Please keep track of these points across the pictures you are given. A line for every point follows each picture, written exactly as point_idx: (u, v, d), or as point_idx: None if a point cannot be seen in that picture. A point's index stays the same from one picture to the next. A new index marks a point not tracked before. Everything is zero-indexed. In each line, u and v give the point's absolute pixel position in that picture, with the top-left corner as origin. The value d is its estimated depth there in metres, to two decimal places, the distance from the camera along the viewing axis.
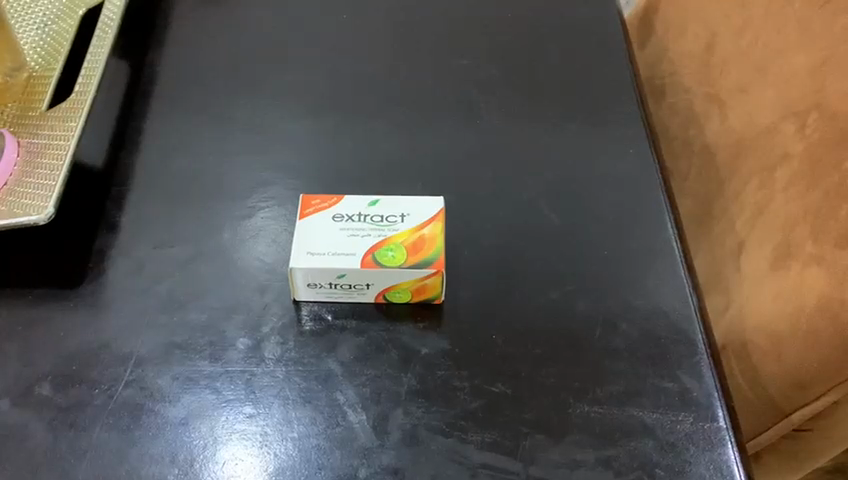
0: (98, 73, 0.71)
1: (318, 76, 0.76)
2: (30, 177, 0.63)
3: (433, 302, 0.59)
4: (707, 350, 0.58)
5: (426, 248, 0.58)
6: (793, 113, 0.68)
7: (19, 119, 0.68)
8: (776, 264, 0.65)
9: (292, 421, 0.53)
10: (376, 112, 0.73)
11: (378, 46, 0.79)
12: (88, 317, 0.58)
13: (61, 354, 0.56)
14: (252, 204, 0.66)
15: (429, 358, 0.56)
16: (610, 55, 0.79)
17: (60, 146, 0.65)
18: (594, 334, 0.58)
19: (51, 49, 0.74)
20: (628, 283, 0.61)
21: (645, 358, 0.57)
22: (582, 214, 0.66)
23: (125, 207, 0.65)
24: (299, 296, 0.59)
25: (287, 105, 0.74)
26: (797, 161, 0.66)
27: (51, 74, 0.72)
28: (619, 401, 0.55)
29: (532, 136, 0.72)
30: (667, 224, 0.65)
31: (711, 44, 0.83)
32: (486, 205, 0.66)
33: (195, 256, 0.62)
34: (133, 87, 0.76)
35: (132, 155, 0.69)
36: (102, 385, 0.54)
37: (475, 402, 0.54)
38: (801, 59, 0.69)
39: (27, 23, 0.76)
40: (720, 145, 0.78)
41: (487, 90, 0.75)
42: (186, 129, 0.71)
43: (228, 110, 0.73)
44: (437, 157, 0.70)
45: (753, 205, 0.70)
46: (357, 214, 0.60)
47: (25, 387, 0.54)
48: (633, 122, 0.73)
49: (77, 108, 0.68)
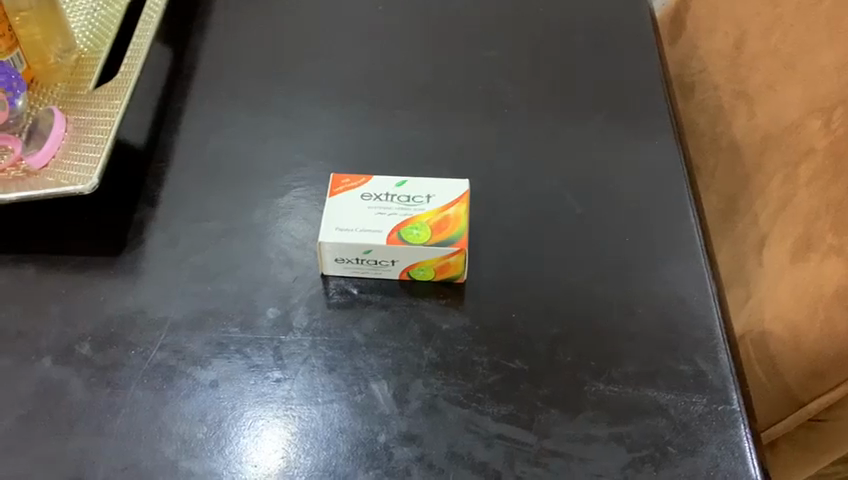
0: (143, 55, 0.74)
1: (353, 65, 0.78)
2: (76, 151, 0.66)
3: (456, 281, 0.61)
4: (724, 336, 0.59)
5: (451, 227, 0.60)
6: (820, 109, 0.69)
7: (67, 97, 0.72)
8: (796, 256, 0.65)
9: (317, 387, 0.55)
10: (406, 100, 0.75)
11: (411, 37, 0.81)
12: (126, 284, 0.61)
13: (100, 317, 0.59)
14: (284, 184, 0.68)
15: (449, 333, 0.58)
16: (639, 50, 0.80)
17: (105, 122, 0.68)
18: (613, 318, 0.60)
19: (99, 33, 0.77)
20: (648, 270, 0.63)
21: (662, 342, 0.58)
22: (604, 203, 0.67)
23: (163, 183, 0.68)
24: (327, 271, 0.61)
25: (322, 91, 0.76)
26: (821, 156, 0.67)
27: (98, 56, 0.75)
28: (634, 381, 0.56)
29: (559, 127, 0.73)
30: (689, 214, 0.67)
31: (741, 42, 0.84)
32: (511, 191, 0.68)
33: (229, 230, 0.65)
34: (174, 71, 0.79)
35: (172, 135, 0.73)
36: (137, 347, 0.57)
37: (493, 376, 0.56)
38: (829, 55, 0.70)
39: (77, 9, 0.80)
40: (748, 141, 0.79)
41: (516, 82, 0.77)
42: (223, 112, 0.74)
43: (265, 95, 0.76)
44: (465, 143, 0.72)
45: (777, 200, 0.71)
46: (385, 194, 0.62)
47: (66, 347, 0.57)
48: (660, 116, 0.74)
49: (122, 87, 0.71)
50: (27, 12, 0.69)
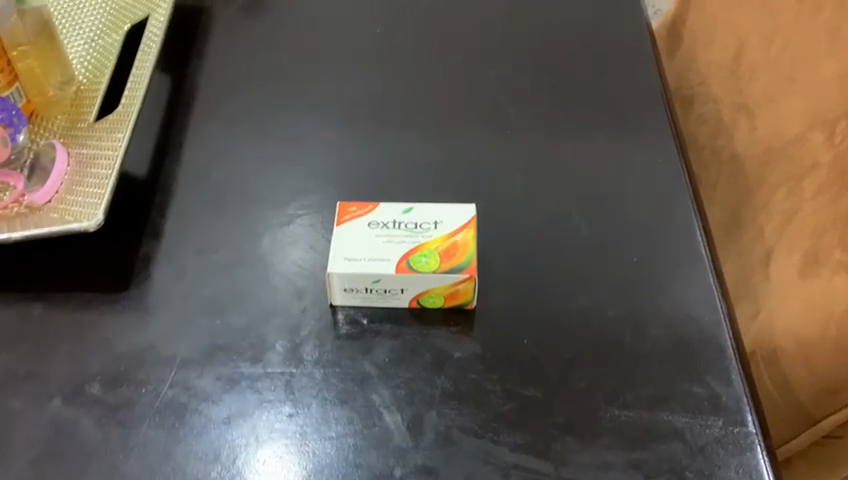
0: (143, 86, 0.73)
1: (353, 89, 0.78)
2: (80, 186, 0.66)
3: (466, 307, 0.61)
4: (735, 355, 0.59)
5: (460, 253, 0.59)
6: (822, 122, 0.70)
7: (68, 130, 0.71)
8: (805, 271, 0.66)
9: (331, 421, 0.55)
10: (407, 123, 0.75)
11: (410, 58, 0.81)
12: (134, 320, 0.61)
13: (109, 355, 0.58)
14: (289, 212, 0.68)
15: (461, 361, 0.58)
16: (639, 66, 0.80)
17: (107, 156, 0.68)
18: (624, 340, 0.59)
19: (98, 64, 0.77)
20: (657, 291, 0.62)
21: (675, 364, 0.58)
22: (611, 222, 0.67)
23: (168, 214, 0.68)
24: (335, 301, 0.61)
25: (323, 115, 0.76)
26: (825, 171, 0.68)
27: (97, 88, 0.75)
28: (649, 405, 0.56)
29: (561, 146, 0.73)
30: (696, 231, 0.66)
31: (739, 54, 0.84)
32: (517, 213, 0.68)
33: (235, 262, 0.64)
34: (173, 99, 0.78)
35: (174, 165, 0.72)
36: (148, 385, 0.57)
37: (507, 405, 0.56)
38: (829, 67, 0.71)
39: (74, 39, 0.79)
40: (750, 154, 0.79)
41: (516, 102, 0.77)
42: (226, 140, 0.74)
43: (265, 122, 0.75)
44: (468, 165, 0.71)
45: (781, 214, 0.72)
46: (392, 221, 0.61)
47: (75, 387, 0.57)
48: (662, 132, 0.74)
49: (124, 120, 0.70)
50: (26, 46, 0.69)
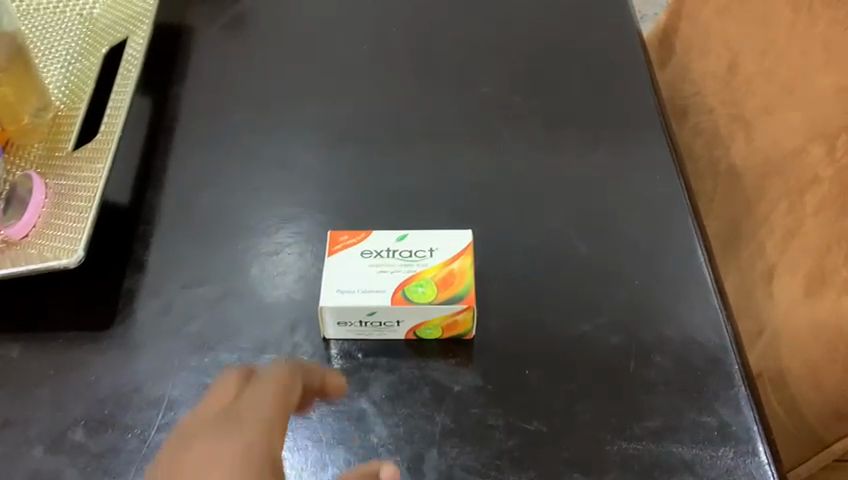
0: (123, 111, 0.71)
1: (341, 108, 0.76)
2: (59, 220, 0.63)
3: (465, 337, 0.59)
4: (744, 380, 0.57)
5: (458, 282, 0.57)
6: (821, 135, 0.68)
7: (45, 159, 0.69)
8: (810, 289, 0.63)
9: (327, 464, 0.53)
10: (399, 143, 0.73)
11: (399, 74, 0.79)
12: (119, 359, 0.58)
13: (93, 398, 0.56)
14: (278, 241, 0.66)
15: (461, 395, 0.56)
16: (633, 77, 0.78)
17: (87, 187, 0.65)
18: (629, 368, 0.57)
19: (76, 89, 0.74)
20: (661, 314, 0.60)
21: (683, 392, 0.56)
22: (611, 242, 0.65)
23: (151, 246, 0.65)
24: (328, 334, 0.58)
25: (311, 137, 0.73)
26: (827, 186, 0.66)
27: (75, 114, 0.72)
28: (657, 436, 0.54)
29: (557, 164, 0.71)
30: (698, 251, 0.64)
31: (734, 64, 0.82)
32: (514, 235, 0.66)
33: (223, 294, 0.62)
34: (155, 123, 0.76)
35: (157, 193, 0.70)
36: (134, 429, 0.54)
37: (510, 440, 0.54)
38: (828, 79, 0.68)
39: (51, 63, 0.77)
40: (748, 167, 0.77)
41: (510, 118, 0.75)
42: (211, 165, 0.72)
43: (251, 145, 0.73)
44: (462, 186, 0.69)
45: (782, 229, 0.70)
46: (386, 250, 0.59)
47: (58, 433, 0.54)
48: (661, 146, 0.72)
49: (103, 148, 0.68)
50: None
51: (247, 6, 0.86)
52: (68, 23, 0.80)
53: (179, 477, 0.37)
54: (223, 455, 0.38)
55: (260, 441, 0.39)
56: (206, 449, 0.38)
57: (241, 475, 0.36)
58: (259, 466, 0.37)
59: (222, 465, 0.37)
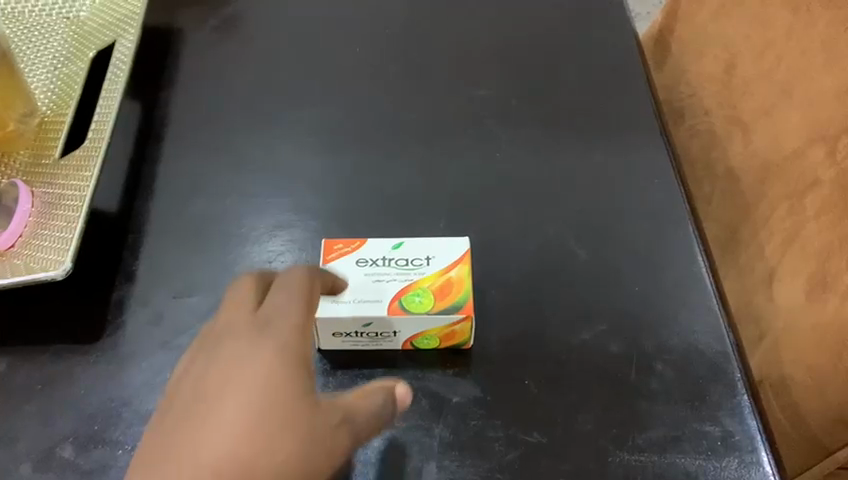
0: (111, 117, 0.69)
1: (335, 112, 0.74)
2: (45, 230, 0.62)
3: (463, 347, 0.58)
4: (747, 388, 0.56)
5: (455, 291, 0.56)
6: (821, 137, 0.66)
7: (31, 167, 0.67)
8: (813, 295, 0.63)
9: None
10: (393, 147, 0.71)
11: (392, 77, 0.77)
12: (109, 373, 0.57)
13: (82, 414, 0.55)
14: (271, 249, 0.64)
15: (460, 407, 0.55)
16: (629, 76, 0.76)
17: (74, 196, 0.64)
18: (630, 376, 0.56)
19: (63, 94, 0.73)
20: (662, 322, 0.59)
21: (684, 401, 0.55)
22: (610, 248, 0.64)
23: (141, 255, 0.64)
24: (323, 346, 0.57)
25: (303, 142, 0.72)
26: (828, 189, 0.64)
27: (62, 120, 0.71)
28: (660, 447, 0.53)
29: (554, 168, 0.70)
30: (697, 256, 0.63)
31: (731, 65, 0.81)
32: (512, 241, 0.65)
33: (215, 305, 0.60)
34: (144, 128, 0.74)
35: (147, 201, 0.68)
36: (124, 446, 0.53)
37: (510, 453, 0.53)
38: (827, 80, 0.66)
39: (36, 67, 0.75)
40: (745, 170, 0.76)
41: (505, 121, 0.73)
42: (201, 171, 0.70)
43: (242, 151, 0.72)
44: (458, 192, 0.68)
45: (783, 232, 0.69)
46: (381, 258, 0.58)
47: (46, 451, 0.53)
48: (658, 149, 0.71)
49: (91, 155, 0.66)
50: None
51: (236, 7, 0.84)
52: (55, 26, 0.78)
53: (222, 386, 0.38)
54: (256, 357, 0.40)
55: (290, 346, 0.41)
56: (235, 351, 0.40)
57: (284, 387, 0.38)
58: (288, 362, 0.40)
59: (252, 362, 0.39)
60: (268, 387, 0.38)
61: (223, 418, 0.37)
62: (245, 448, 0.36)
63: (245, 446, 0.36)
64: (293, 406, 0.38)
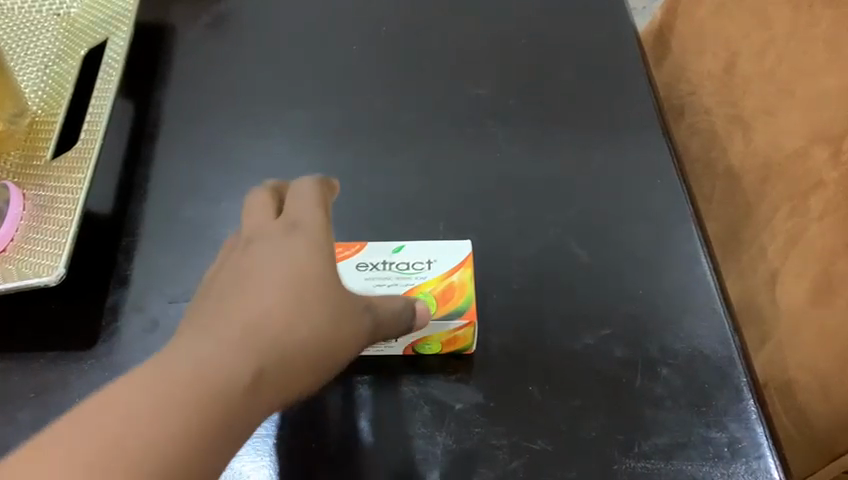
0: (104, 117, 0.67)
1: (331, 112, 0.73)
2: (37, 234, 0.60)
3: (465, 352, 0.57)
4: (753, 393, 0.55)
5: (458, 296, 0.55)
6: (824, 137, 0.65)
7: (21, 168, 0.66)
8: (817, 298, 0.62)
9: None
10: (390, 148, 0.70)
11: (389, 76, 0.76)
12: (103, 380, 0.56)
13: None
14: None
15: (463, 413, 0.54)
16: (630, 75, 0.75)
17: (67, 199, 0.62)
18: (634, 382, 0.56)
19: (54, 92, 0.71)
20: (666, 326, 0.59)
21: (690, 406, 0.55)
22: (613, 251, 0.63)
23: (135, 259, 0.63)
24: None
25: (299, 142, 0.71)
26: (832, 190, 0.63)
27: (54, 119, 0.69)
28: (665, 455, 0.53)
29: (555, 168, 0.69)
30: (703, 260, 0.63)
31: (731, 63, 0.80)
32: (513, 243, 0.64)
33: None
34: (138, 128, 0.73)
35: (141, 203, 0.67)
36: None
37: (515, 461, 0.52)
38: (831, 80, 0.65)
39: (26, 65, 0.73)
40: (746, 169, 0.76)
41: (504, 121, 0.72)
42: (195, 173, 0.69)
43: (237, 152, 0.70)
44: (458, 193, 0.67)
45: (785, 233, 0.68)
46: (382, 262, 0.57)
47: None
48: (660, 149, 0.70)
49: (83, 157, 0.65)
50: None
51: (230, 4, 0.83)
52: (45, 23, 0.77)
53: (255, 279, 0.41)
54: (287, 255, 0.42)
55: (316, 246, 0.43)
56: (267, 247, 0.43)
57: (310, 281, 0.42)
58: (316, 258, 0.43)
59: (282, 258, 0.42)
60: (295, 277, 0.41)
61: (251, 297, 0.40)
62: (274, 325, 0.39)
63: (273, 332, 0.39)
64: (319, 297, 0.42)
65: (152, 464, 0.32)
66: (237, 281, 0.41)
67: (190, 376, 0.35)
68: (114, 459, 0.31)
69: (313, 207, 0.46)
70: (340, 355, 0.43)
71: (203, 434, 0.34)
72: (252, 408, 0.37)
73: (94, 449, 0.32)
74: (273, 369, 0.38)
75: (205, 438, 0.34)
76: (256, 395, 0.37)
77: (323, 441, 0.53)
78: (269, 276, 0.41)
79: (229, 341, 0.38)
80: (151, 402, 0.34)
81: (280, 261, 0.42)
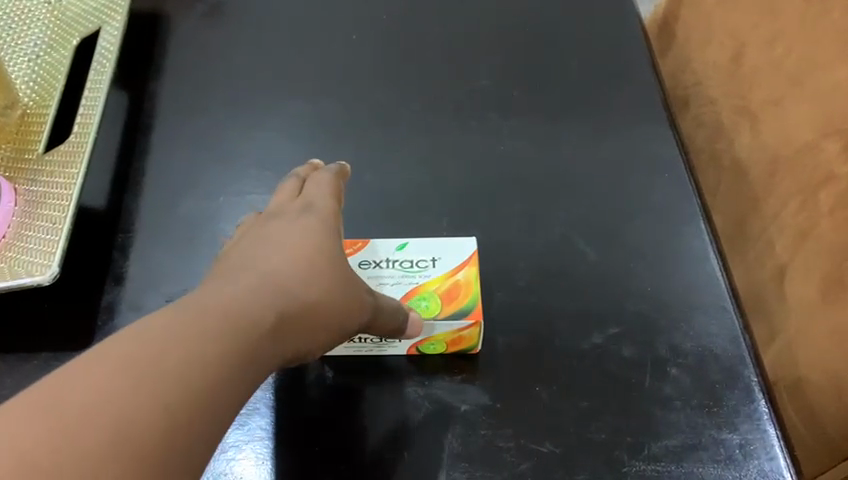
0: (98, 110, 0.65)
1: (331, 104, 0.71)
2: (30, 231, 0.59)
3: (470, 352, 0.55)
4: (764, 394, 0.54)
5: (463, 295, 0.54)
6: (836, 130, 0.63)
7: (13, 162, 0.64)
8: (828, 294, 0.61)
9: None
10: (391, 141, 0.69)
11: (390, 66, 0.74)
12: None
13: None
14: None
15: (469, 415, 0.53)
16: (637, 67, 0.74)
17: (61, 196, 0.60)
18: (643, 382, 0.55)
19: (45, 84, 0.69)
20: (675, 325, 0.58)
21: (701, 407, 0.54)
22: (620, 247, 0.62)
23: (131, 256, 0.61)
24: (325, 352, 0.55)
25: (298, 135, 0.69)
26: (844, 183, 0.62)
27: (46, 111, 0.67)
28: (676, 457, 0.51)
29: (560, 163, 0.67)
30: (712, 258, 0.61)
31: (738, 54, 0.78)
32: (519, 240, 0.62)
33: None
34: (133, 121, 0.71)
35: (137, 197, 0.65)
36: None
37: (522, 464, 0.51)
38: (842, 71, 0.64)
39: (16, 55, 0.71)
40: (753, 162, 0.74)
41: (508, 112, 0.71)
42: (191, 167, 0.67)
43: (234, 145, 0.68)
44: (461, 188, 0.66)
45: (795, 228, 0.67)
46: (385, 260, 0.56)
47: None
48: (668, 142, 0.68)
49: (76, 151, 0.63)
50: None
51: None
52: (36, 12, 0.74)
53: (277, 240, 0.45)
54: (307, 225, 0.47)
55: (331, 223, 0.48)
56: (287, 219, 0.47)
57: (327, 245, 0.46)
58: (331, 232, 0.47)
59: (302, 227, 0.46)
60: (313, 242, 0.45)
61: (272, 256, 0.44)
62: (293, 277, 0.43)
63: (292, 286, 0.42)
64: (333, 261, 0.45)
65: (185, 371, 0.34)
66: (258, 244, 0.45)
67: (219, 308, 0.38)
68: (165, 361, 0.34)
69: (329, 191, 0.51)
70: (349, 322, 0.46)
71: (228, 353, 0.37)
72: (269, 349, 0.40)
73: (136, 360, 0.34)
74: (290, 317, 0.41)
75: (237, 357, 0.37)
76: (274, 337, 0.40)
77: (308, 446, 0.52)
78: (287, 241, 0.45)
79: (254, 286, 0.41)
80: (180, 329, 0.36)
81: (296, 231, 0.46)
